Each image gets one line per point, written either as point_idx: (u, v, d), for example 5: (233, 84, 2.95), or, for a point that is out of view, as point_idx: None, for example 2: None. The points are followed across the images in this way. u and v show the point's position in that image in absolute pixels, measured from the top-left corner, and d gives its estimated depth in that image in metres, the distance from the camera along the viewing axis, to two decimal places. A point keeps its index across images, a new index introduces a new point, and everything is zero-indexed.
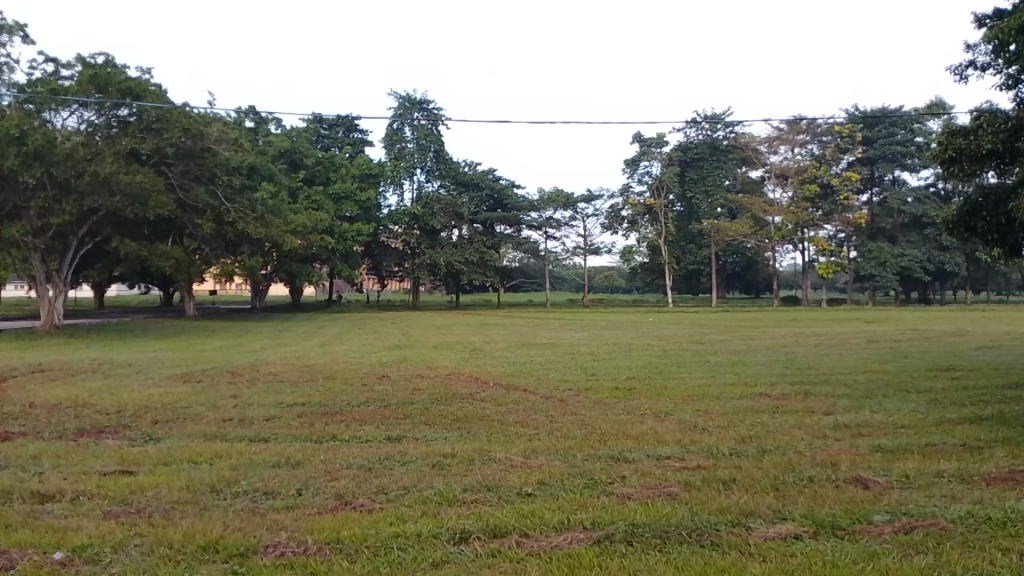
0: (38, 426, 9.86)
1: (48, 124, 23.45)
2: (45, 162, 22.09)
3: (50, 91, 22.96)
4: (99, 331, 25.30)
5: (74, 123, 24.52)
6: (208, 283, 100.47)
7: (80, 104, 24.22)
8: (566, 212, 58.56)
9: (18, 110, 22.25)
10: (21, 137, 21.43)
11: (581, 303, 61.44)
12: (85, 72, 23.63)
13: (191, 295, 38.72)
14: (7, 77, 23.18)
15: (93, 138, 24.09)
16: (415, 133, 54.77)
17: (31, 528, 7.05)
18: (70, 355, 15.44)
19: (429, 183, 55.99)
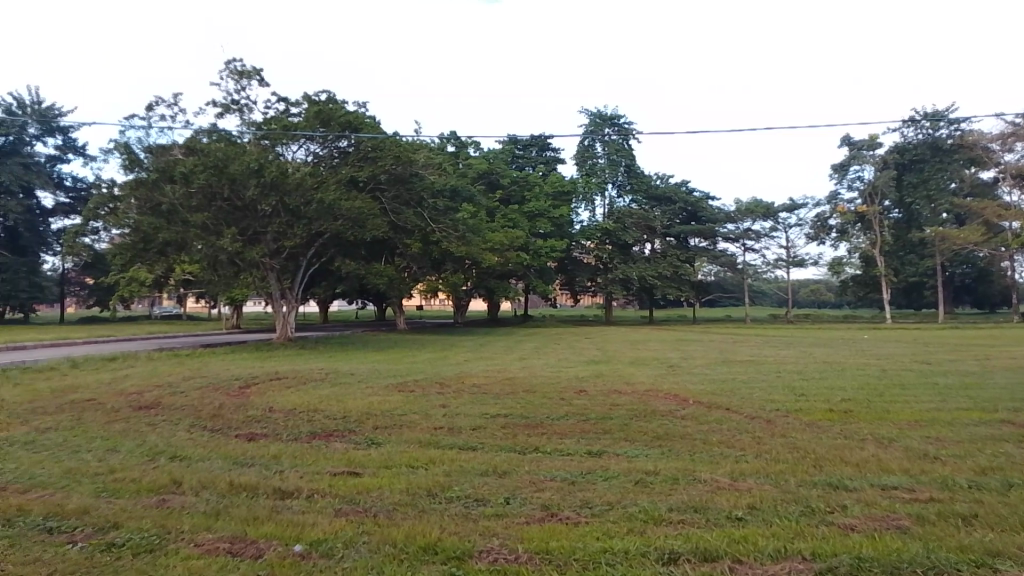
0: (277, 428, 10.87)
1: (280, 157, 26.34)
2: (278, 191, 24.66)
3: (282, 128, 25.75)
4: (320, 344, 27.60)
5: (302, 155, 27.27)
6: (415, 299, 107.96)
7: (307, 138, 26.89)
8: (767, 223, 55.87)
9: (256, 147, 25.15)
10: (260, 170, 23.84)
11: (783, 318, 58.32)
12: (311, 109, 25.89)
13: (402, 311, 41.50)
14: (247, 118, 26.33)
15: (318, 169, 26.78)
16: (606, 149, 55.09)
17: (276, 521, 7.88)
18: (302, 365, 17.03)
19: (621, 199, 56.36)
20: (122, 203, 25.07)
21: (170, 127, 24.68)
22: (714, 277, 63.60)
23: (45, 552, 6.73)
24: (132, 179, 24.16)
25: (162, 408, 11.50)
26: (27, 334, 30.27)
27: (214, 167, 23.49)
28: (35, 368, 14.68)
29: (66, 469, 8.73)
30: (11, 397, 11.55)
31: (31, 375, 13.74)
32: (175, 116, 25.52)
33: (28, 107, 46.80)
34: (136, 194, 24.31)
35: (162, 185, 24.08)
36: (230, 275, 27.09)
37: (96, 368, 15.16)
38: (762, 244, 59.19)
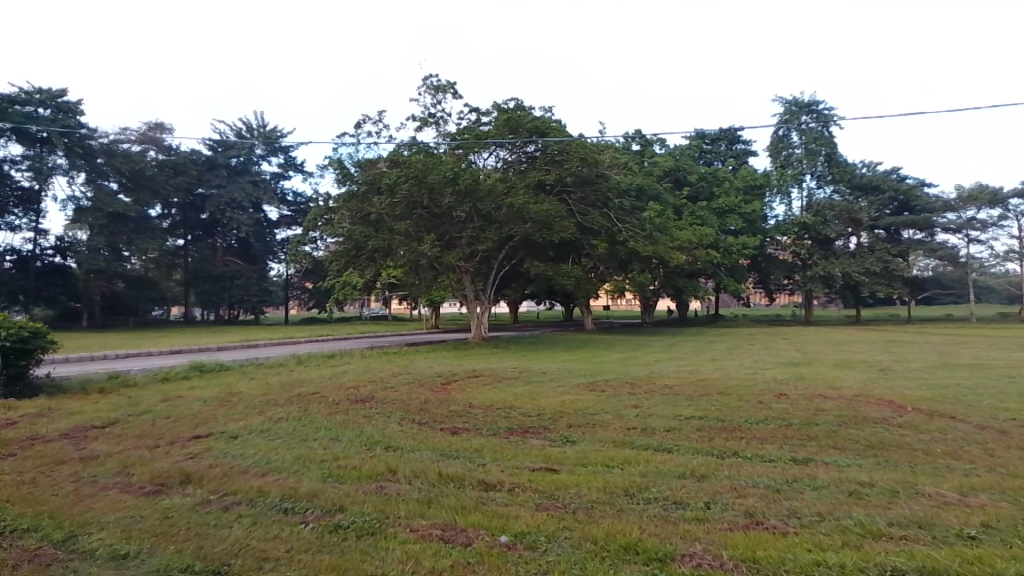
0: (477, 423, 11.39)
1: (472, 165, 27.66)
2: (472, 198, 25.71)
3: (474, 137, 27.01)
4: (512, 343, 28.55)
5: (493, 162, 28.40)
6: (602, 299, 108.45)
7: (497, 145, 27.92)
8: (994, 211, 49.78)
9: (451, 156, 26.57)
10: (455, 178, 25.12)
11: (1017, 318, 51.60)
12: (501, 118, 26.82)
13: (590, 311, 41.79)
14: (442, 129, 27.92)
15: (508, 174, 27.74)
16: (803, 138, 53.50)
17: (482, 512, 8.27)
18: (497, 364, 17.75)
19: (820, 189, 53.68)
20: (336, 214, 27.87)
21: (376, 142, 26.87)
22: (930, 272, 57.73)
23: (283, 530, 7.48)
24: (346, 191, 26.78)
25: (373, 401, 12.45)
26: (261, 333, 34.29)
27: (415, 177, 25.00)
28: (268, 364, 16.45)
29: (296, 455, 9.63)
30: (249, 389, 13.04)
31: (264, 371, 15.39)
32: (379, 132, 27.69)
33: (255, 131, 52.62)
34: (349, 206, 26.95)
35: (372, 197, 26.25)
36: (430, 278, 28.57)
37: (317, 364, 16.68)
38: (987, 235, 52.97)
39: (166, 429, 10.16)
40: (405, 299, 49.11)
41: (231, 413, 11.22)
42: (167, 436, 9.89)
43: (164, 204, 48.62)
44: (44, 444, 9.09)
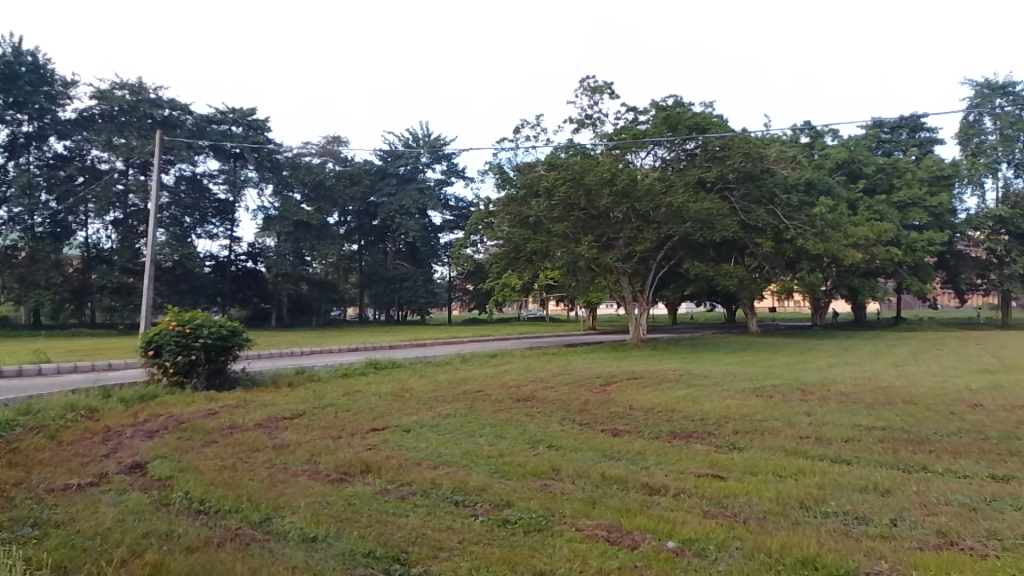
0: (639, 425, 11.26)
1: (630, 164, 27.36)
2: (630, 198, 25.39)
3: (632, 136, 26.75)
4: (673, 345, 27.92)
5: (651, 161, 27.91)
6: (768, 300, 103.50)
7: (655, 144, 27.45)
8: None
9: (608, 157, 26.48)
10: (612, 179, 24.96)
11: None
12: (659, 116, 26.44)
13: (755, 312, 40.02)
14: (599, 130, 27.87)
15: (666, 173, 27.22)
16: (998, 123, 48.67)
17: (647, 515, 8.15)
18: (658, 366, 17.48)
19: (1020, 178, 48.51)
20: (496, 218, 28.69)
21: (534, 146, 27.35)
22: None
23: (454, 521, 7.79)
24: (505, 196, 27.53)
25: (536, 400, 12.69)
26: (428, 333, 36.01)
27: (572, 179, 25.19)
28: (436, 362, 17.21)
29: (464, 450, 9.99)
30: (419, 386, 13.70)
31: (432, 368, 16.12)
32: (538, 136, 28.11)
33: (420, 140, 55.12)
34: (509, 210, 27.66)
35: (530, 200, 26.94)
36: (588, 279, 28.55)
37: (481, 363, 17.24)
38: None
39: (347, 422, 10.90)
40: (563, 300, 49.49)
41: (404, 408, 11.86)
42: (347, 428, 10.61)
43: (341, 212, 51.34)
44: (243, 432, 10.03)
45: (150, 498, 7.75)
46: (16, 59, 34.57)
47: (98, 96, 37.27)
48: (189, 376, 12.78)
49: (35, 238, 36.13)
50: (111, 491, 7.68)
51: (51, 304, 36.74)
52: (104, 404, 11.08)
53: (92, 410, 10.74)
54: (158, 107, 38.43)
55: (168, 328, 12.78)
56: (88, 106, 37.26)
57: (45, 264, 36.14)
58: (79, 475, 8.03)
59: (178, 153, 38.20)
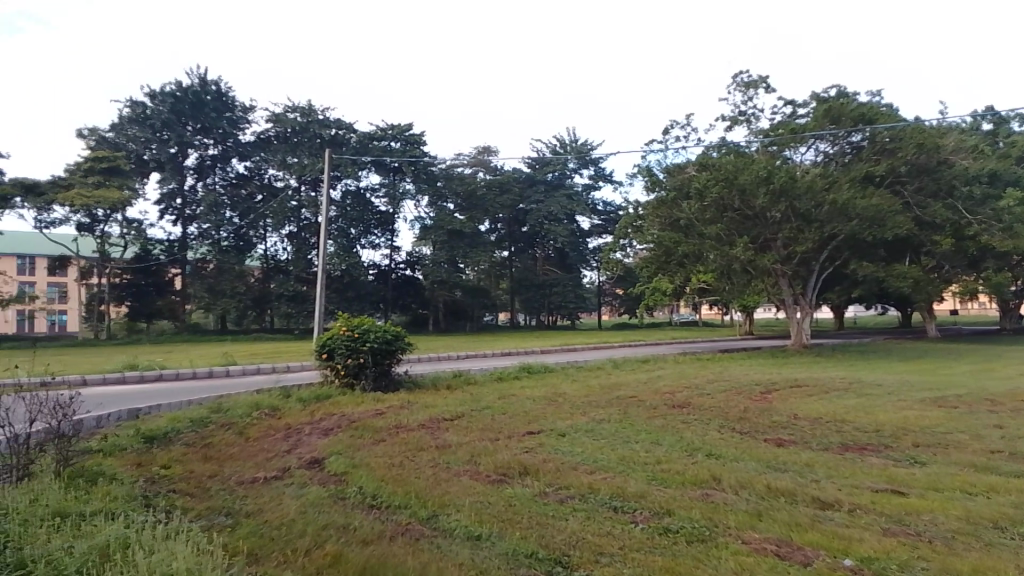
0: (804, 436, 10.67)
1: (788, 161, 25.99)
2: (789, 197, 24.16)
3: (790, 131, 25.45)
4: (840, 351, 26.24)
5: (812, 156, 26.34)
6: (947, 302, 94.69)
7: (816, 138, 25.90)
8: None
9: (763, 154, 25.44)
10: (769, 177, 23.99)
11: None
12: (820, 108, 25.15)
13: (932, 315, 36.82)
14: (755, 126, 26.81)
15: (829, 168, 25.69)
16: None
17: (818, 530, 7.67)
18: (825, 373, 16.52)
19: None
20: (646, 221, 28.37)
21: (685, 146, 26.72)
22: None
23: (615, 528, 7.71)
24: (655, 199, 27.17)
25: (691, 407, 12.37)
26: (579, 338, 36.18)
27: (726, 179, 24.47)
28: (588, 367, 17.24)
29: (621, 456, 9.91)
30: (573, 391, 13.77)
31: (584, 374, 16.16)
32: (688, 136, 27.40)
33: (567, 146, 55.40)
34: (659, 212, 27.34)
35: (681, 202, 26.55)
36: (744, 282, 27.38)
37: (633, 369, 17.07)
38: None
39: (504, 425, 11.13)
40: (716, 304, 47.91)
41: (558, 413, 11.95)
42: (505, 430, 10.85)
43: (492, 219, 51.46)
44: (408, 432, 10.51)
45: (328, 492, 8.26)
46: (202, 89, 38.76)
47: (274, 119, 40.79)
48: (358, 379, 13.59)
49: (221, 251, 39.88)
50: (294, 485, 8.26)
51: (235, 311, 40.63)
52: (285, 403, 12.02)
53: (274, 409, 11.68)
54: (326, 127, 41.28)
55: (339, 332, 13.65)
56: (265, 129, 40.82)
57: (231, 274, 40.44)
58: (266, 469, 8.71)
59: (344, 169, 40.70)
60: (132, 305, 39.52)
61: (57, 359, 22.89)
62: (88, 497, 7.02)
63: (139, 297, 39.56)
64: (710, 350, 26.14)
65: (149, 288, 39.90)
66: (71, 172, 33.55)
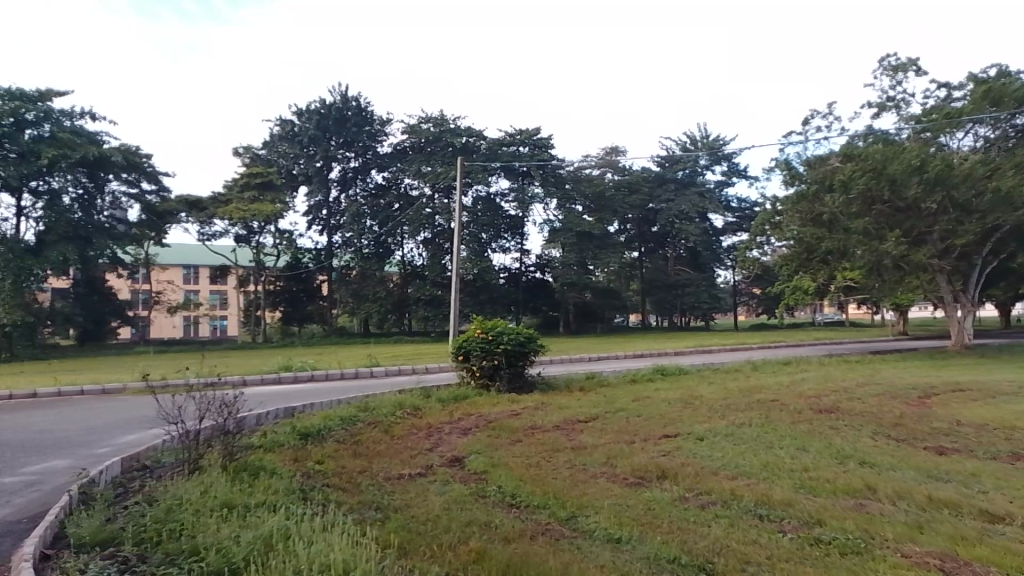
0: (969, 444, 9.82)
1: (944, 149, 24.02)
2: (945, 186, 22.37)
3: (945, 116, 23.45)
4: (1011, 352, 23.86)
5: (970, 142, 24.23)
6: None
7: (975, 122, 23.81)
8: None
9: (914, 142, 23.62)
10: (921, 166, 22.41)
11: None
12: (979, 89, 23.03)
13: None
14: (904, 112, 24.94)
15: (990, 154, 23.49)
16: None
17: (989, 545, 7.00)
18: (992, 376, 15.11)
19: None
20: (785, 218, 27.11)
21: (827, 137, 25.33)
22: None
23: (761, 536, 7.36)
24: (795, 193, 25.96)
25: (839, 412, 11.70)
26: (713, 340, 35.07)
27: (873, 172, 23.12)
28: (725, 369, 16.73)
29: (763, 461, 9.53)
30: (710, 393, 13.42)
31: (722, 376, 15.69)
32: (830, 125, 25.85)
33: (698, 143, 53.81)
34: (799, 207, 26.01)
35: (823, 195, 25.27)
36: (895, 279, 25.47)
37: (774, 371, 16.38)
38: None
39: (639, 427, 11.02)
40: (863, 303, 44.87)
41: (695, 416, 11.67)
42: (641, 433, 10.74)
43: (622, 220, 50.60)
44: (544, 433, 10.63)
45: (470, 490, 8.48)
46: (344, 105, 40.93)
47: (410, 131, 42.31)
48: (493, 379, 13.93)
49: (364, 258, 41.97)
50: (437, 482, 8.54)
51: (377, 314, 43.08)
52: (425, 403, 12.48)
53: (416, 408, 12.16)
54: (457, 136, 42.02)
55: (475, 335, 13.98)
56: (401, 141, 42.66)
57: (372, 280, 42.93)
58: (410, 466, 9.06)
59: (476, 175, 41.46)
60: (285, 310, 43.90)
61: (223, 360, 25.07)
62: (253, 488, 7.56)
63: (292, 303, 43.80)
64: (858, 351, 24.54)
65: (301, 295, 43.99)
66: (229, 188, 36.24)
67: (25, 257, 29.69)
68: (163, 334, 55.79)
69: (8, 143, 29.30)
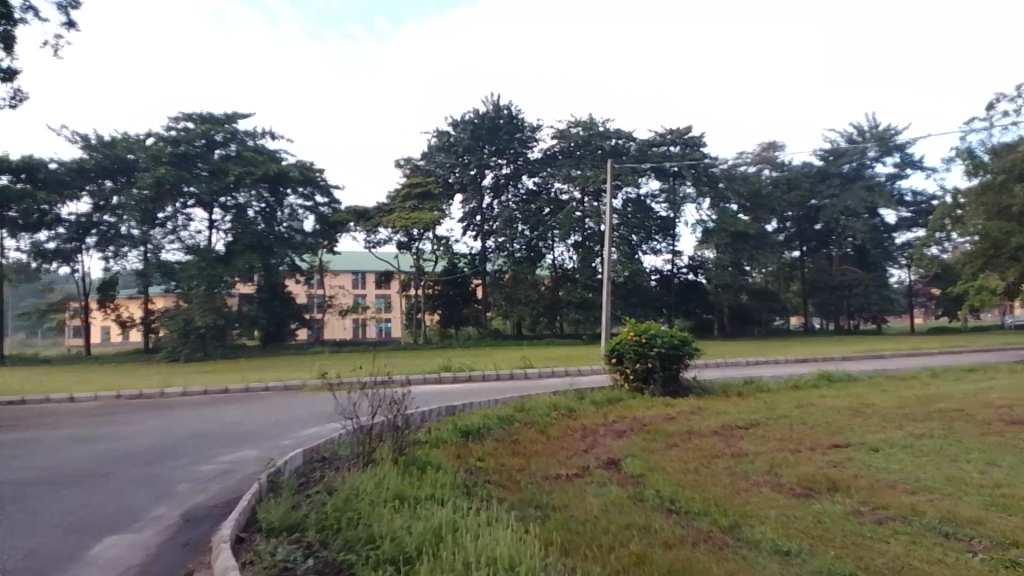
0: None
1: None
2: None
3: None
4: None
5: None
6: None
7: None
8: None
9: None
10: None
11: None
12: None
13: None
14: None
15: None
16: None
17: None
18: None
19: None
20: (967, 210, 24.80)
21: (1015, 122, 22.83)
22: None
23: (947, 555, 6.75)
24: (978, 184, 23.82)
25: None
26: (885, 344, 32.43)
27: None
28: (899, 376, 15.51)
29: (947, 476, 8.75)
30: (882, 402, 12.50)
31: (896, 384, 14.52)
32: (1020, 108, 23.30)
33: (865, 134, 49.90)
34: (983, 199, 23.91)
35: (1011, 186, 22.95)
36: None
37: (958, 379, 14.97)
38: None
39: (804, 436, 10.50)
40: None
41: (866, 425, 10.93)
42: (806, 442, 10.23)
43: (780, 217, 48.38)
44: (702, 438, 10.40)
45: (628, 493, 8.47)
46: (497, 114, 41.81)
47: (560, 136, 42.84)
48: (647, 383, 13.80)
49: (516, 262, 42.87)
50: (594, 484, 8.60)
51: (530, 317, 43.70)
52: (579, 405, 12.57)
53: (570, 410, 12.30)
54: (607, 139, 42.20)
55: (627, 338, 13.87)
56: (551, 146, 42.95)
57: (526, 284, 43.71)
58: (567, 466, 9.19)
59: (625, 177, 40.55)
60: (444, 313, 45.55)
61: (389, 360, 26.63)
62: (421, 481, 7.97)
63: (450, 306, 45.57)
64: None
65: (458, 298, 45.62)
66: (393, 198, 38.68)
67: (217, 266, 33.01)
68: (334, 335, 60.20)
69: (201, 162, 33.18)
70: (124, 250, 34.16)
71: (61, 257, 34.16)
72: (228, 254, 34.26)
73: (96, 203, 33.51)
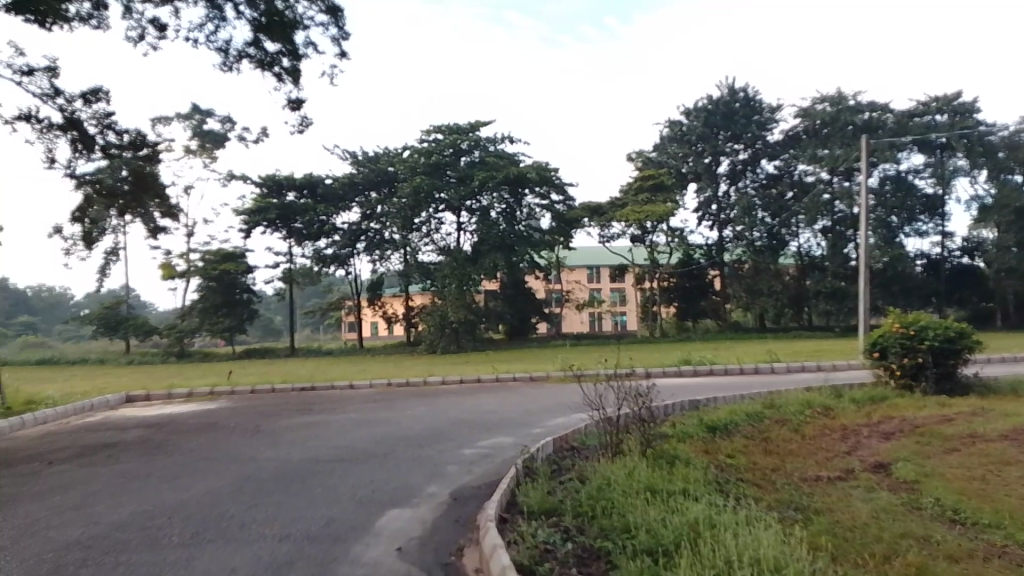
0: None
1: None
2: None
3: None
4: None
5: None
6: None
7: None
8: None
9: None
10: None
11: None
12: None
13: None
14: None
15: None
16: None
17: None
18: None
19: None
20: None
21: None
22: None
23: None
24: None
25: None
26: None
27: None
28: None
29: None
30: None
31: None
32: None
33: None
34: None
35: None
36: None
37: None
38: None
39: None
40: None
41: None
42: None
43: None
44: (987, 443, 9.14)
45: (900, 499, 7.68)
46: (732, 98, 40.37)
47: (803, 114, 40.08)
48: (918, 380, 12.42)
49: (756, 251, 41.09)
50: (861, 488, 7.93)
51: (773, 309, 41.72)
52: (837, 403, 11.67)
53: (827, 408, 11.46)
54: (859, 113, 38.54)
55: (892, 331, 12.62)
56: (794, 126, 40.34)
57: (768, 274, 41.43)
58: (828, 468, 8.58)
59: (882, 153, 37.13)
60: (680, 306, 43.77)
61: (631, 354, 26.73)
62: (671, 474, 7.90)
63: (685, 298, 43.58)
64: None
65: (694, 290, 43.53)
66: (625, 192, 38.73)
67: (466, 265, 35.74)
68: (572, 329, 61.89)
69: (450, 170, 35.95)
70: (387, 254, 37.90)
71: (338, 261, 38.53)
72: (476, 254, 36.65)
73: (364, 212, 37.55)
